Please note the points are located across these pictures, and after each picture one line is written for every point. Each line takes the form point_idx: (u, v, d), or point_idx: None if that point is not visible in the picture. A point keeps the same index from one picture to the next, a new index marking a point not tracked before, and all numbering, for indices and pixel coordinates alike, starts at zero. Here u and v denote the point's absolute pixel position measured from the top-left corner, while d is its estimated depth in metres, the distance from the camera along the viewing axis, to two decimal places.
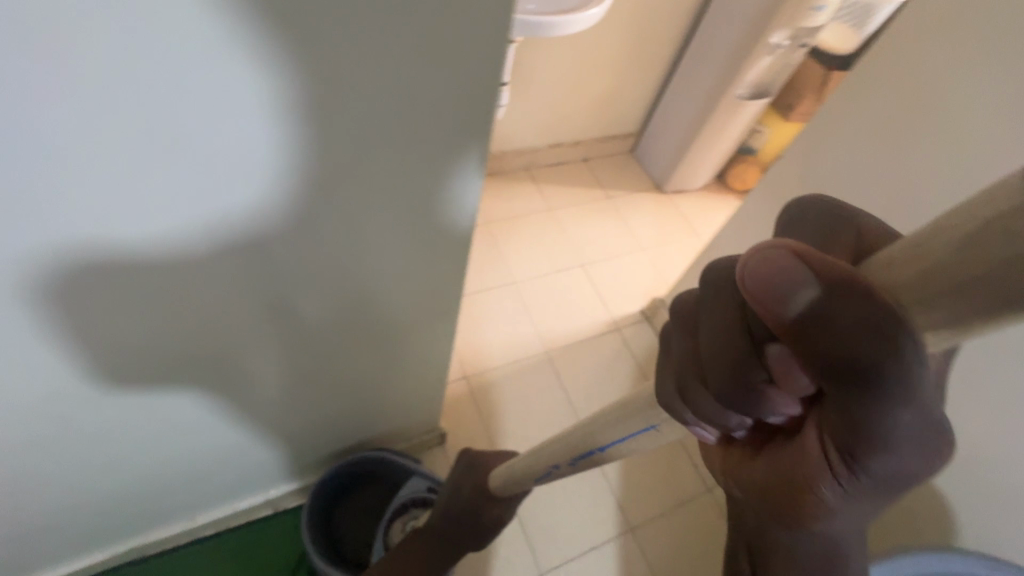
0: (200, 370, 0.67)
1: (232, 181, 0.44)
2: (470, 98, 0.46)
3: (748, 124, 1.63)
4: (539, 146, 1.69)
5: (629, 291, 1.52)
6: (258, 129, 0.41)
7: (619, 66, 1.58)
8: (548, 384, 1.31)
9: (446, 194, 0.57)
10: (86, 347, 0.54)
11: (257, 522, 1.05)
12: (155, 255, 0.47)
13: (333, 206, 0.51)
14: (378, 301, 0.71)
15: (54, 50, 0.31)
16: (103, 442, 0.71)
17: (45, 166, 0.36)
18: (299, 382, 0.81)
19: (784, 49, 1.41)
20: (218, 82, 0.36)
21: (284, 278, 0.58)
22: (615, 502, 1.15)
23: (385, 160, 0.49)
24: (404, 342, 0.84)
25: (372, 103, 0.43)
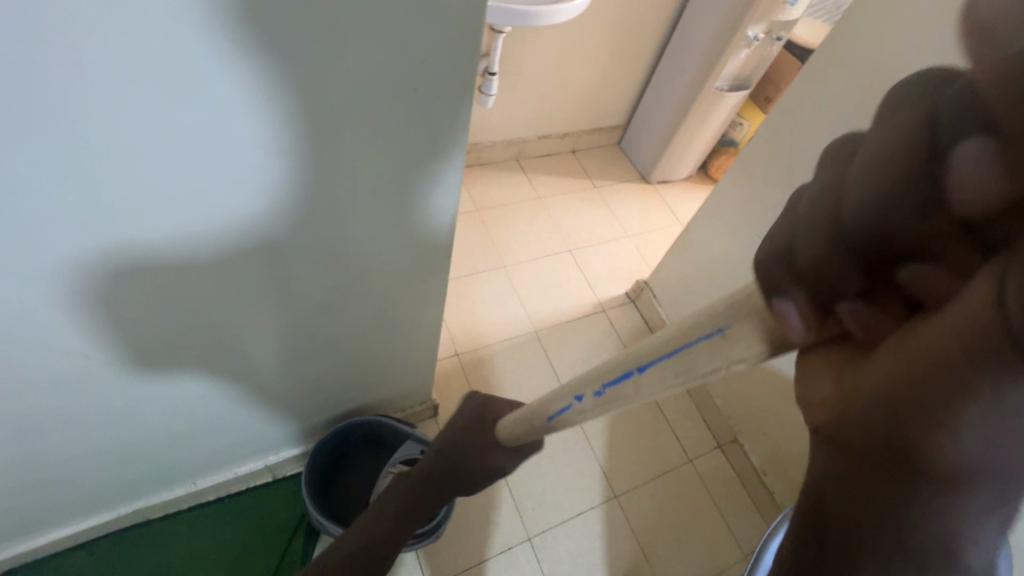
0: (202, 340, 0.71)
1: (227, 159, 0.49)
2: (455, 65, 0.50)
3: (728, 116, 1.69)
4: (528, 137, 1.75)
5: (615, 275, 1.58)
6: (248, 113, 0.46)
7: (604, 60, 1.64)
8: (537, 361, 1.36)
9: (435, 168, 0.61)
10: (96, 310, 0.58)
11: (257, 489, 1.09)
12: (163, 235, 0.53)
13: (325, 176, 0.55)
14: (372, 272, 0.75)
15: (61, 45, 0.36)
16: (111, 404, 0.75)
17: (60, 150, 0.41)
18: (296, 354, 0.85)
19: (760, 42, 1.47)
20: (208, 71, 0.41)
21: (280, 248, 0.62)
22: (601, 472, 1.21)
23: (372, 132, 0.53)
24: (399, 314, 0.88)
25: (364, 69, 0.47)
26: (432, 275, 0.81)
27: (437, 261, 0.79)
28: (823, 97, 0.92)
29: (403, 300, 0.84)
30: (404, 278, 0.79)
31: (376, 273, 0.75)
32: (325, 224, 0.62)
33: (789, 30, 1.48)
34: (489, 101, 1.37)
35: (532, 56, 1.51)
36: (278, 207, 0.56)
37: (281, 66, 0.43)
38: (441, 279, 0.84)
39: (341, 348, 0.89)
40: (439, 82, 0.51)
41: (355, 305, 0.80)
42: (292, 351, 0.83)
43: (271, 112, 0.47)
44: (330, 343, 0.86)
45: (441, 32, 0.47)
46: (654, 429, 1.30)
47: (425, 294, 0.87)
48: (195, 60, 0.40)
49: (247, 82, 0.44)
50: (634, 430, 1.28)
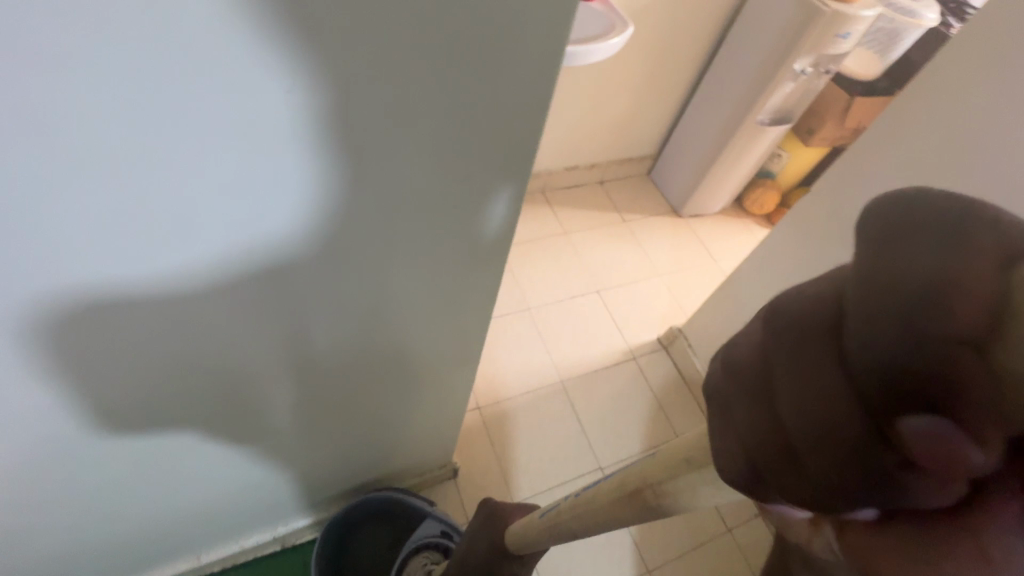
0: (211, 410, 0.66)
1: (255, 218, 0.43)
2: (515, 135, 0.46)
3: (769, 149, 1.60)
4: (555, 168, 1.68)
5: (646, 319, 1.49)
6: (284, 150, 0.39)
7: (637, 90, 1.56)
8: (564, 414, 1.28)
9: (481, 219, 0.54)
10: (96, 391, 0.53)
11: (265, 556, 1.03)
12: (181, 286, 0.46)
13: (360, 242, 0.50)
14: (394, 339, 0.69)
15: (79, 90, 0.30)
16: (110, 480, 0.69)
17: (65, 207, 0.35)
18: (311, 419, 0.79)
19: (807, 76, 1.38)
20: (241, 101, 0.34)
21: (302, 315, 0.57)
22: (633, 542, 1.11)
23: (421, 193, 0.48)
24: (423, 380, 0.82)
25: (419, 127, 0.41)
26: (461, 338, 0.75)
27: (467, 325, 0.72)
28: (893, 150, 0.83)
29: (428, 362, 0.77)
30: (434, 338, 0.72)
31: (402, 333, 0.68)
32: (355, 280, 0.55)
33: (839, 63, 1.38)
34: None
35: (562, 88, 1.45)
36: (307, 257, 0.49)
37: (322, 102, 0.37)
38: (470, 342, 0.78)
39: (361, 408, 0.82)
40: (498, 145, 0.46)
41: (377, 365, 0.73)
42: (310, 409, 0.77)
43: (311, 151, 0.40)
44: (350, 405, 0.80)
45: (508, 72, 0.40)
46: None
47: (451, 358, 0.80)
48: (227, 88, 0.33)
49: (287, 118, 0.37)
50: None
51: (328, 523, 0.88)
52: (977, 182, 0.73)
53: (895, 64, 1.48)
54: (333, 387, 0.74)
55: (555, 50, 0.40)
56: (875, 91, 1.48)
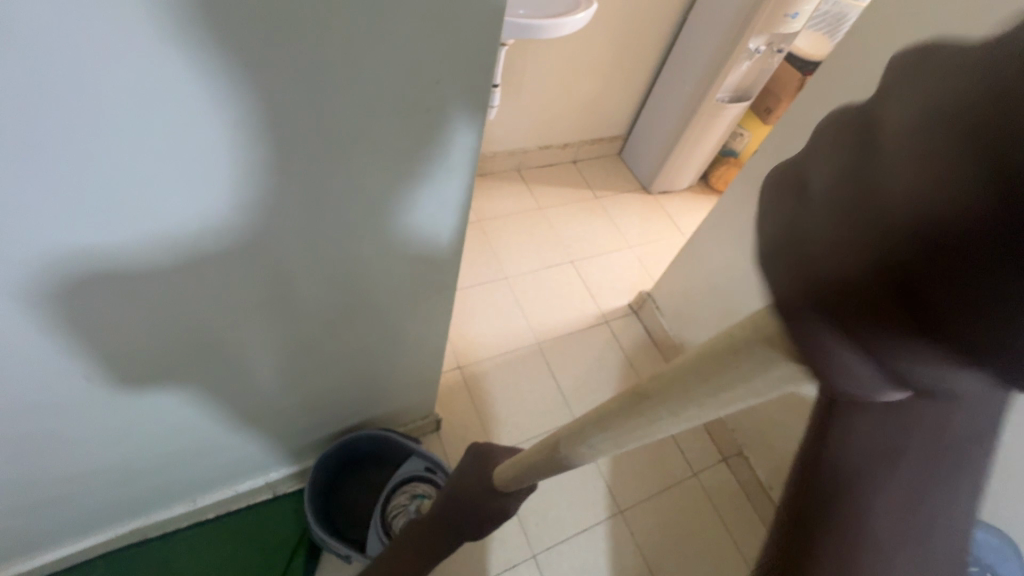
0: (199, 357, 0.70)
1: (210, 178, 0.47)
2: (468, 86, 0.51)
3: (730, 127, 1.69)
4: (529, 147, 1.75)
5: (617, 286, 1.57)
6: (204, 98, 0.41)
7: (605, 71, 1.64)
8: (539, 373, 1.35)
9: (435, 158, 0.57)
10: (86, 334, 0.57)
11: (257, 505, 1.08)
12: (142, 239, 0.49)
13: (323, 198, 0.55)
14: (372, 289, 0.74)
15: (27, 66, 0.34)
16: (101, 426, 0.73)
17: (29, 174, 0.40)
18: (294, 371, 0.83)
19: (761, 54, 1.48)
20: (148, 53, 0.36)
21: (276, 267, 0.62)
22: (605, 486, 1.19)
23: (376, 152, 0.53)
24: (403, 328, 0.87)
25: (371, 86, 0.46)
26: (436, 283, 0.79)
27: (441, 271, 0.77)
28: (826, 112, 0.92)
29: (403, 310, 0.82)
30: (403, 285, 0.76)
31: (372, 279, 0.72)
32: (316, 221, 0.58)
33: (791, 43, 1.48)
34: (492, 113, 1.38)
35: (533, 68, 1.52)
36: (256, 204, 0.52)
37: (245, 51, 0.39)
38: (447, 290, 0.82)
39: (344, 360, 0.87)
40: (445, 100, 0.51)
41: (351, 310, 0.77)
42: (286, 358, 0.80)
43: (234, 100, 0.42)
44: (329, 355, 0.84)
45: (452, 12, 0.43)
46: (659, 442, 1.28)
47: (428, 307, 0.84)
48: (132, 40, 0.35)
49: (220, 70, 0.40)
50: (639, 442, 1.28)
51: (318, 461, 0.93)
52: None
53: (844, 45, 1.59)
54: (315, 337, 0.78)
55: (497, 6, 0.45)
56: None
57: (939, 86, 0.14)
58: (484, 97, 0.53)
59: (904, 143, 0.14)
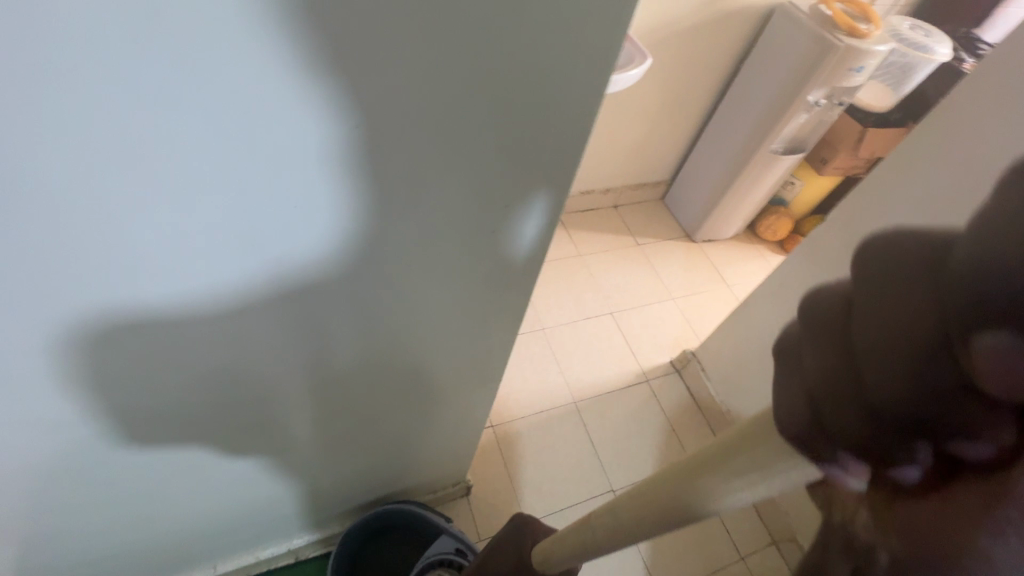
0: (230, 428, 0.67)
1: (291, 232, 0.42)
2: (543, 173, 0.46)
3: (783, 177, 1.62)
4: (570, 192, 1.71)
5: (659, 342, 1.49)
6: (322, 173, 0.38)
7: (652, 117, 1.60)
8: (576, 434, 1.28)
9: (505, 239, 0.53)
10: (122, 413, 0.55)
11: (278, 569, 1.04)
12: (207, 290, 0.44)
13: (383, 270, 0.51)
14: (413, 363, 0.70)
15: (120, 104, 0.29)
16: (128, 493, 0.71)
17: (103, 221, 0.35)
18: (326, 438, 0.80)
19: (821, 107, 1.41)
20: (283, 132, 0.35)
21: (322, 335, 0.57)
22: (644, 568, 1.11)
23: (451, 223, 0.48)
24: (441, 399, 0.82)
25: (459, 155, 0.42)
26: (480, 356, 0.75)
27: (486, 345, 0.73)
28: None
29: (444, 381, 0.77)
30: (449, 357, 0.72)
31: (418, 353, 0.68)
32: (377, 298, 0.54)
33: (853, 95, 1.41)
34: None
35: None
36: (324, 266, 0.47)
37: (360, 134, 0.37)
38: (490, 363, 0.78)
39: (379, 427, 0.83)
40: (525, 180, 0.47)
41: (393, 381, 0.73)
42: (324, 424, 0.76)
43: (349, 176, 0.40)
44: (366, 421, 0.80)
45: (548, 105, 0.40)
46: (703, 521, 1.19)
47: (469, 378, 0.80)
48: (273, 118, 0.33)
49: (321, 123, 0.35)
50: None
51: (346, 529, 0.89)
52: None
53: (909, 97, 1.50)
54: (350, 406, 0.75)
55: (586, 98, 0.41)
56: (890, 123, 1.50)
57: (953, 255, 0.16)
58: (558, 184, 0.48)
59: (923, 300, 0.16)
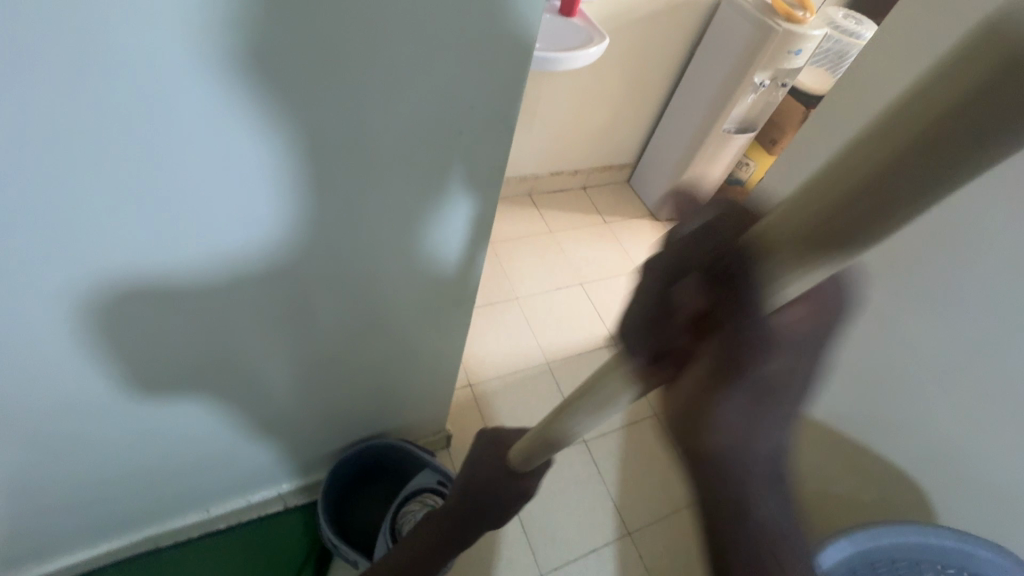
0: (219, 371, 0.72)
1: (249, 193, 0.50)
2: (495, 108, 0.54)
3: (736, 156, 1.74)
4: (540, 173, 1.81)
5: (626, 310, 1.59)
6: (217, 112, 0.43)
7: (614, 101, 1.70)
8: (549, 392, 1.36)
9: (465, 169, 0.59)
10: (121, 345, 0.60)
11: (266, 518, 1.09)
12: (181, 252, 0.53)
13: (349, 216, 0.58)
14: (394, 308, 0.76)
15: (89, 89, 0.38)
16: (122, 435, 0.75)
17: (91, 193, 0.44)
18: (313, 387, 0.85)
19: (766, 88, 1.54)
20: (227, 100, 0.43)
21: (296, 286, 0.64)
22: (613, 507, 1.20)
23: (405, 167, 0.56)
24: (422, 346, 0.89)
25: (409, 97, 0.49)
26: (454, 301, 0.80)
27: (458, 287, 0.78)
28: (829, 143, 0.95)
29: (419, 325, 0.82)
30: (421, 298, 0.77)
31: (390, 292, 0.72)
32: (342, 224, 0.59)
33: (794, 77, 1.55)
34: None
35: (545, 98, 1.58)
36: (286, 219, 0.55)
37: (296, 70, 0.43)
38: (464, 305, 0.84)
39: (361, 378, 0.89)
40: (475, 118, 0.54)
41: (375, 329, 0.79)
42: (305, 370, 0.80)
43: (249, 113, 0.44)
44: (349, 372, 0.86)
45: (488, 40, 0.47)
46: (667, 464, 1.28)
47: (444, 323, 0.86)
48: (154, 61, 0.38)
49: (260, 85, 0.43)
50: (648, 464, 1.28)
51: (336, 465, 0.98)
52: None
53: None
54: (335, 355, 0.80)
55: (523, 35, 0.48)
56: None
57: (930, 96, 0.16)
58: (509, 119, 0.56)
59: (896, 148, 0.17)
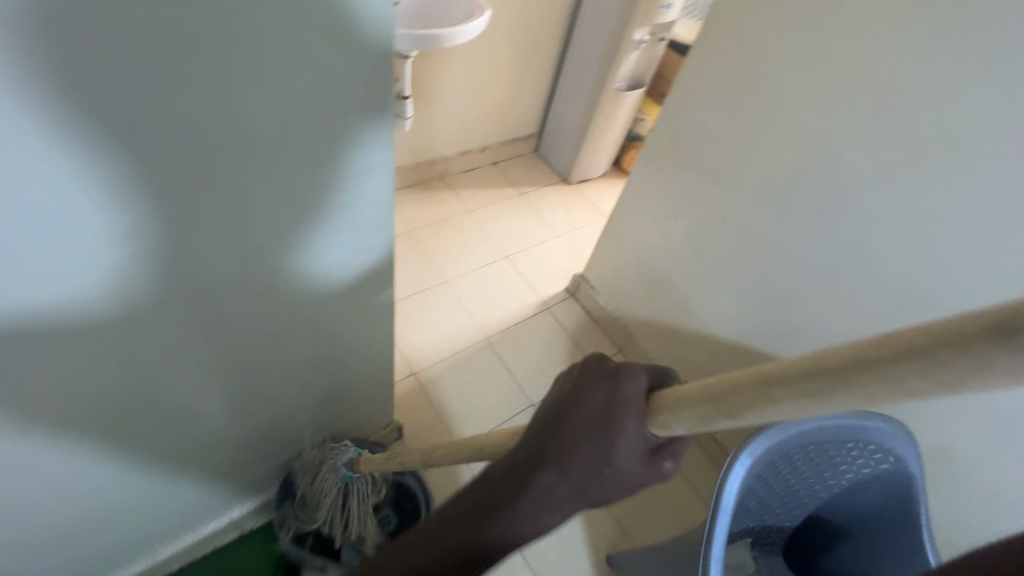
0: (130, 424, 0.66)
1: (108, 236, 0.44)
2: (374, 102, 0.50)
3: (631, 113, 1.82)
4: (449, 154, 1.80)
5: (553, 274, 1.64)
6: (42, 155, 0.37)
7: (509, 73, 1.71)
8: (492, 365, 1.39)
9: (354, 169, 0.55)
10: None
11: (223, 547, 1.05)
12: (37, 314, 0.46)
13: (236, 241, 0.53)
14: (314, 318, 0.73)
15: None
16: (32, 512, 0.67)
17: None
18: (244, 411, 0.81)
19: (647, 44, 1.61)
20: (48, 144, 0.36)
21: (192, 322, 0.59)
22: None
23: (286, 180, 0.51)
24: (354, 350, 0.87)
25: (275, 105, 0.45)
26: (375, 299, 0.78)
27: (375, 286, 0.75)
28: (703, 89, 1.01)
29: (343, 328, 0.79)
30: (335, 301, 0.72)
31: (298, 304, 0.68)
32: (228, 247, 0.53)
33: (670, 31, 1.63)
34: (406, 123, 1.43)
35: (440, 79, 1.57)
36: (164, 254, 0.49)
37: (135, 93, 0.37)
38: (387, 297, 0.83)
39: (293, 392, 0.86)
40: (354, 116, 0.50)
41: (298, 343, 0.75)
42: (229, 396, 0.75)
43: (86, 160, 0.39)
44: (278, 390, 0.82)
45: (348, 32, 0.44)
46: None
47: (370, 322, 0.83)
48: None
49: (91, 120, 0.37)
50: None
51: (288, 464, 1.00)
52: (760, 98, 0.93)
53: None
54: (260, 376, 0.76)
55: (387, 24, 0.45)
56: None
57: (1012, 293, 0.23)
58: (390, 108, 0.53)
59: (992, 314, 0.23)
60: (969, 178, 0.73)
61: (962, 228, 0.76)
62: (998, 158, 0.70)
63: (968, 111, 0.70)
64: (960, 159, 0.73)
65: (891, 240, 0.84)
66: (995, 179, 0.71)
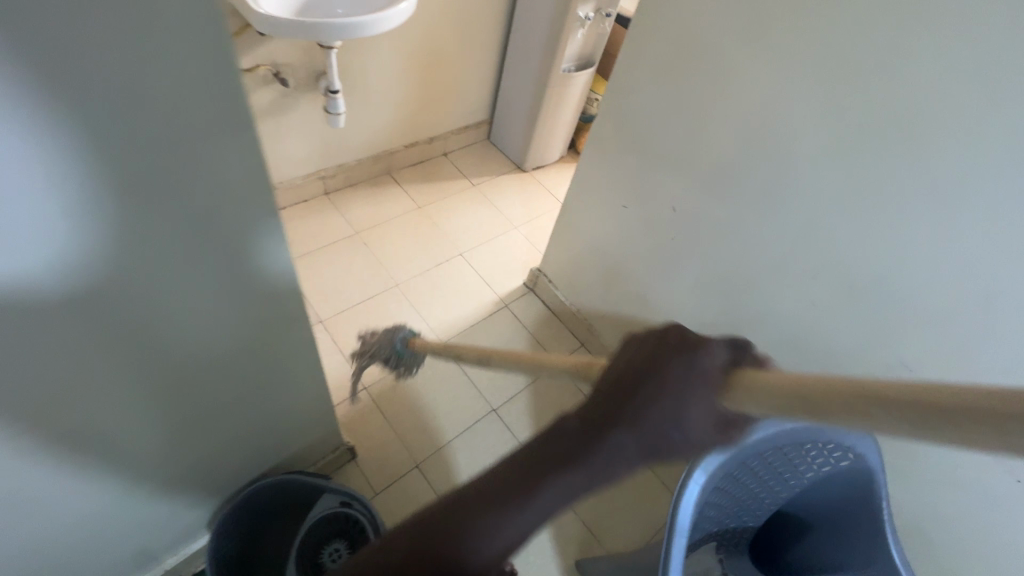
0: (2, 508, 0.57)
1: None
2: (229, 128, 0.41)
3: (582, 94, 1.75)
4: (394, 147, 1.70)
5: (511, 268, 1.58)
6: None
7: (450, 58, 1.61)
8: (450, 371, 1.33)
9: (224, 204, 0.46)
10: None
11: None
12: None
13: (77, 300, 0.44)
14: (219, 362, 0.64)
15: None
16: None
17: None
18: (160, 469, 0.72)
19: (593, 20, 1.52)
20: None
21: (48, 392, 0.50)
22: None
23: (127, 227, 0.42)
24: (282, 386, 0.78)
25: (87, 144, 0.35)
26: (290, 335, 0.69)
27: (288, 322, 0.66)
28: (647, 72, 0.95)
29: (259, 368, 0.70)
30: (240, 342, 0.64)
31: (190, 353, 0.59)
32: (70, 307, 0.44)
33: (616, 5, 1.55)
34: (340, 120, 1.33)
35: (376, 69, 1.45)
36: None
37: None
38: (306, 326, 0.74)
39: (217, 440, 0.77)
40: (205, 146, 0.41)
41: (205, 392, 0.66)
42: (128, 463, 0.66)
43: None
44: (197, 443, 0.73)
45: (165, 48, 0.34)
46: None
47: (292, 357, 0.74)
48: None
49: None
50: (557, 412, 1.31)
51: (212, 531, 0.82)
52: (704, 81, 0.87)
53: None
54: (170, 432, 0.67)
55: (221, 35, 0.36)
56: None
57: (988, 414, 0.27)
58: (254, 132, 0.43)
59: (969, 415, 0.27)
60: (915, 159, 0.67)
61: (911, 212, 0.70)
62: (944, 137, 0.64)
63: (913, 88, 0.64)
64: (906, 139, 0.67)
65: (840, 224, 0.79)
66: (941, 159, 0.65)
